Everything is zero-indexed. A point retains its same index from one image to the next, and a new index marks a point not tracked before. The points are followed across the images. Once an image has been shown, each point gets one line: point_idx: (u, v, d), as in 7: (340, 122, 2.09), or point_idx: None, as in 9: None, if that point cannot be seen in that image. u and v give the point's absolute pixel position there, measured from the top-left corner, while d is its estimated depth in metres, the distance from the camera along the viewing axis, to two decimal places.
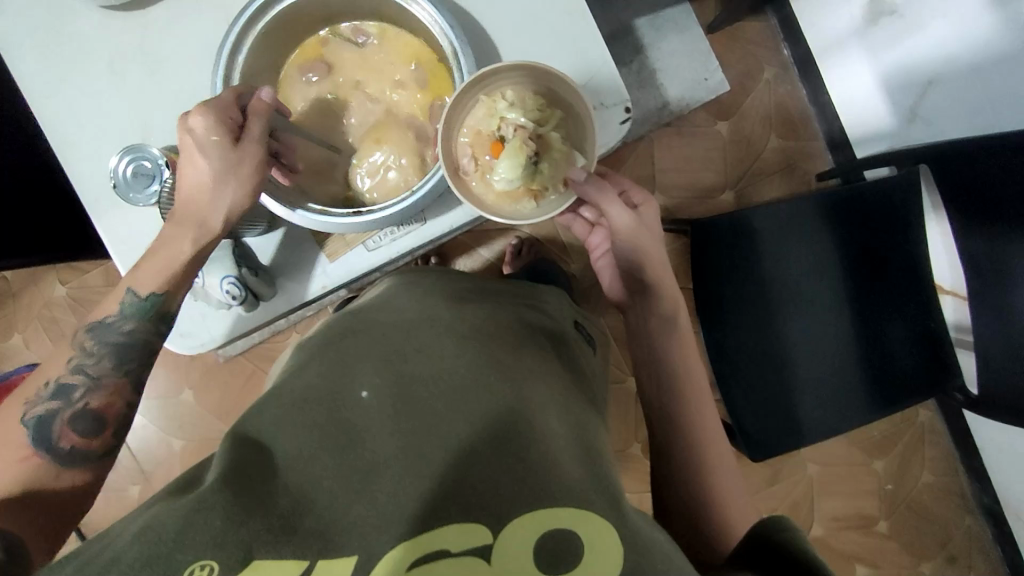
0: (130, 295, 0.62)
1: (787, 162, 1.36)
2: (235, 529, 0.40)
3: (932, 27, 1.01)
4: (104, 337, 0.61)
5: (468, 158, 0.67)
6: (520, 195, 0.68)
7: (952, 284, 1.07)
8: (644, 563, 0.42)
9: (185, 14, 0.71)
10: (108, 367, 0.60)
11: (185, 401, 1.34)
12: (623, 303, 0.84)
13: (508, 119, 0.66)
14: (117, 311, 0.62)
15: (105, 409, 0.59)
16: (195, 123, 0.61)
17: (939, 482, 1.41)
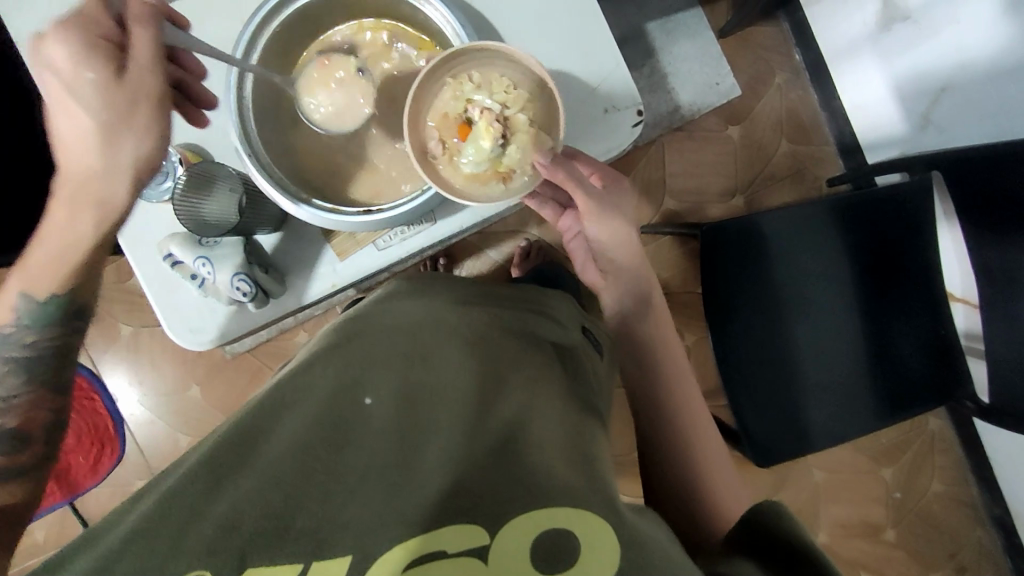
0: (24, 301, 0.57)
1: (797, 167, 1.36)
2: (228, 533, 0.40)
3: (946, 33, 1.00)
4: (4, 351, 0.57)
5: (435, 141, 0.68)
6: (487, 178, 0.68)
7: (964, 291, 1.06)
8: (643, 562, 0.41)
9: (202, 14, 0.71)
10: (19, 383, 0.57)
11: (192, 396, 1.35)
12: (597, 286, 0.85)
13: (475, 101, 0.68)
14: (14, 322, 0.57)
15: (27, 423, 0.57)
16: (55, 55, 0.50)
17: (948, 491, 1.40)
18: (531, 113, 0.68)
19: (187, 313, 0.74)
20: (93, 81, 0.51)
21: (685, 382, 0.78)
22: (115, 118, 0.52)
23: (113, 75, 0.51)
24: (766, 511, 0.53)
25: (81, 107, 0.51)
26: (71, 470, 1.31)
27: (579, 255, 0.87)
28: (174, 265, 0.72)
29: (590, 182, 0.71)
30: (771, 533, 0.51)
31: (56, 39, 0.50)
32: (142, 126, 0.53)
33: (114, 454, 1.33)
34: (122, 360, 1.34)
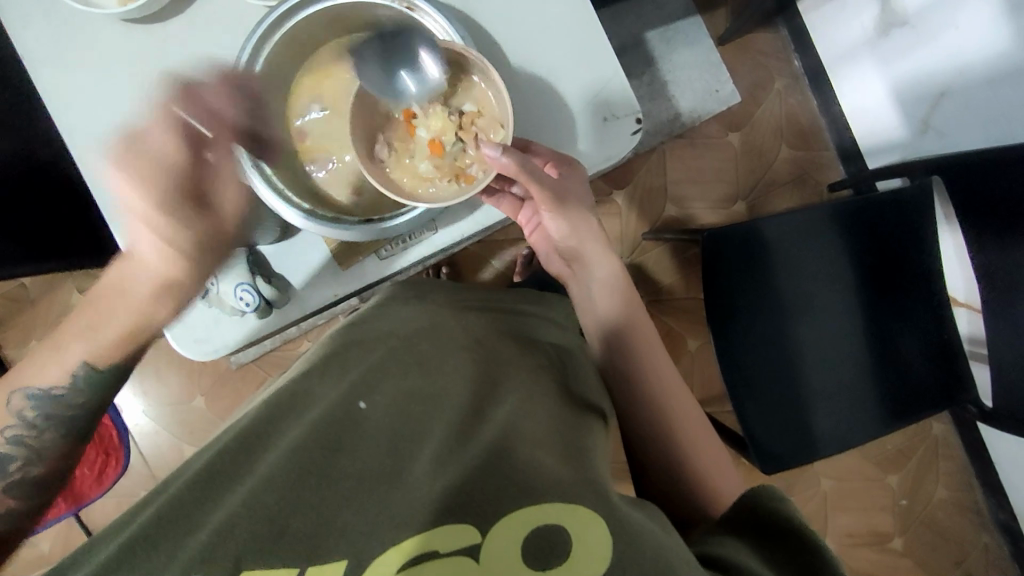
0: (84, 368, 0.54)
1: (798, 173, 1.36)
2: (224, 540, 0.40)
3: (943, 38, 1.01)
4: (45, 408, 0.53)
5: (383, 148, 0.73)
6: (445, 176, 0.73)
7: (966, 295, 1.06)
8: (634, 555, 0.42)
9: (204, 27, 0.72)
10: (53, 438, 0.54)
11: (197, 407, 1.35)
12: (562, 276, 0.86)
13: (416, 102, 0.73)
14: (66, 382, 0.54)
15: (48, 475, 0.54)
16: (128, 189, 0.52)
17: (955, 498, 1.39)
18: (474, 106, 0.73)
19: (191, 323, 0.74)
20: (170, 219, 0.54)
21: (681, 388, 0.76)
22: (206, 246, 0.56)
23: (199, 208, 0.55)
24: (761, 494, 0.53)
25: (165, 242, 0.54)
26: (76, 484, 1.28)
27: (541, 246, 0.88)
28: None
29: (544, 172, 0.71)
30: (766, 517, 0.52)
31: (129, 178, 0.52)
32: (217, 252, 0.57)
33: (117, 464, 1.30)
34: None
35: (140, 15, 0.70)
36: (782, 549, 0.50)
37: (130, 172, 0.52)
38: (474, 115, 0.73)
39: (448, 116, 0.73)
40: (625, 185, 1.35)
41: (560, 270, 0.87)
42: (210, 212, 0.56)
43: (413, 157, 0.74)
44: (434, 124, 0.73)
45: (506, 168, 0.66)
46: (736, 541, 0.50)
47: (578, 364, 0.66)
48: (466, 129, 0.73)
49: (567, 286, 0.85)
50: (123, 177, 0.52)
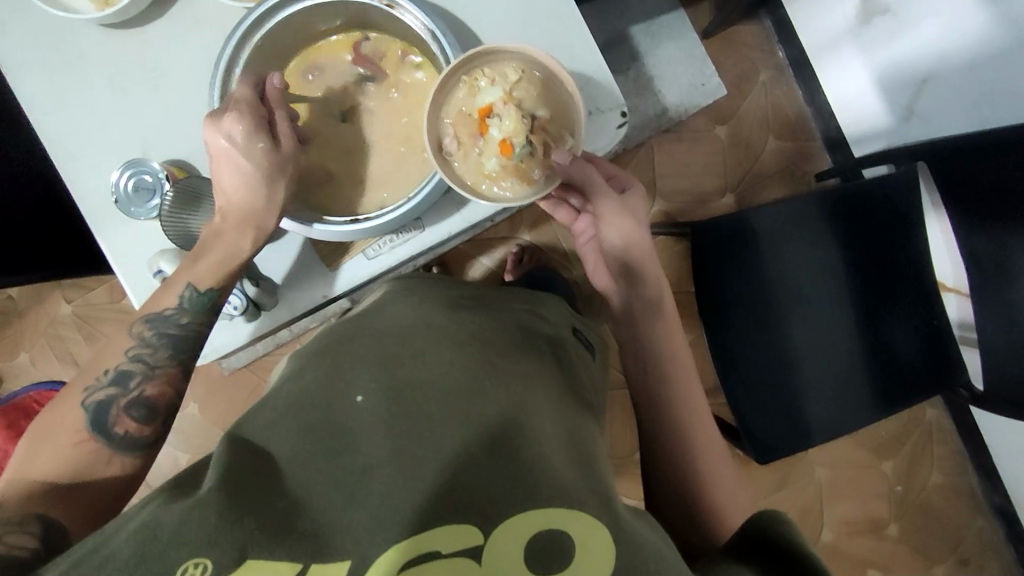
0: (190, 289, 0.63)
1: (786, 164, 1.36)
2: (227, 528, 0.40)
3: (924, 25, 1.01)
4: (163, 328, 0.62)
5: (451, 138, 0.69)
6: (507, 175, 0.70)
7: (955, 281, 1.07)
8: (636, 563, 0.42)
9: (184, 31, 0.72)
10: (164, 358, 0.61)
11: (190, 415, 1.34)
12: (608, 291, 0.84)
13: (491, 97, 0.68)
14: (175, 304, 0.63)
15: (158, 396, 0.60)
16: (233, 131, 0.62)
17: (949, 483, 1.40)
18: (546, 111, 0.69)
19: None
20: (263, 147, 0.63)
21: (675, 384, 0.76)
22: (274, 169, 0.65)
23: (270, 141, 0.64)
24: (766, 519, 0.53)
25: (247, 163, 0.63)
26: None
27: (591, 262, 0.87)
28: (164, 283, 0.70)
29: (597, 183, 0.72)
30: (767, 538, 0.52)
31: (231, 119, 0.62)
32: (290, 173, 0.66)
33: None
34: None
35: (118, 20, 0.70)
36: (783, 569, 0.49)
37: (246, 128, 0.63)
38: (546, 121, 0.69)
39: (522, 118, 0.67)
40: None
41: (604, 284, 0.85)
42: (277, 146, 0.65)
43: (481, 154, 0.69)
44: (508, 124, 0.67)
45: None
46: (739, 565, 0.50)
47: (571, 360, 0.66)
48: (538, 133, 0.68)
49: (611, 299, 0.82)
50: (239, 131, 0.62)
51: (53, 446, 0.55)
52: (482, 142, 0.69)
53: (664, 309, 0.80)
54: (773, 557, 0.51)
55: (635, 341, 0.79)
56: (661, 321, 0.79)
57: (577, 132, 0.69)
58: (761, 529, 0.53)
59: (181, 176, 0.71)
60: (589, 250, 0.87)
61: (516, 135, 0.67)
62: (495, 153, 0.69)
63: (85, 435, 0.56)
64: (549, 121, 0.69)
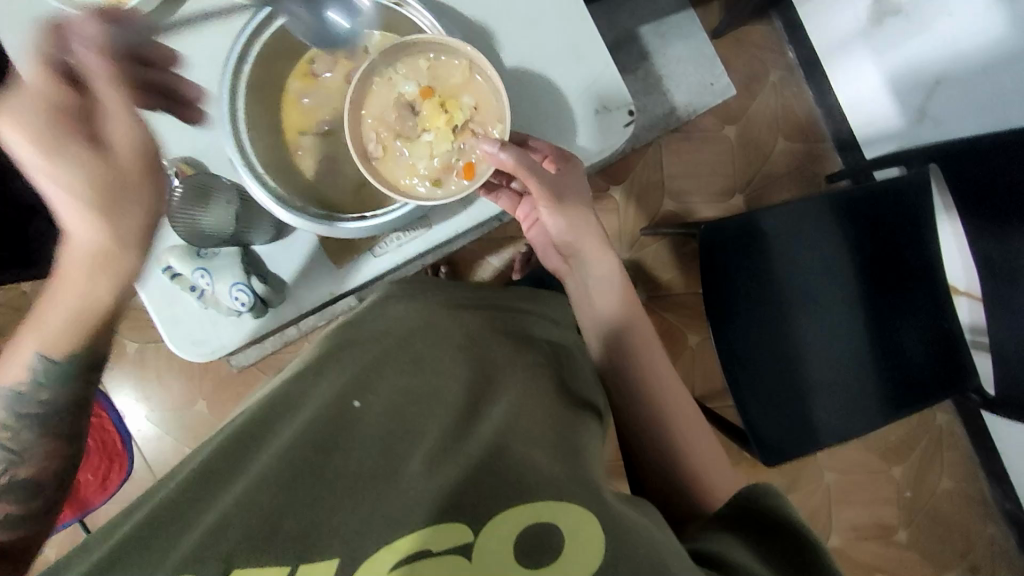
0: (41, 360, 0.53)
1: (795, 165, 1.36)
2: (214, 544, 0.40)
3: (937, 26, 1.00)
4: (21, 409, 0.53)
5: (374, 142, 0.72)
6: (443, 172, 0.72)
7: (966, 284, 1.05)
8: (627, 550, 0.40)
9: (194, 30, 0.73)
10: (30, 438, 0.53)
11: (199, 411, 1.35)
12: (560, 270, 0.83)
13: (408, 96, 0.71)
14: (28, 379, 0.53)
15: (36, 476, 0.53)
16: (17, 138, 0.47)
17: (960, 489, 1.38)
18: (471, 101, 0.71)
19: (188, 324, 0.74)
20: (77, 161, 0.49)
21: (681, 390, 0.75)
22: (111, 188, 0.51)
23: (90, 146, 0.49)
24: (758, 492, 0.53)
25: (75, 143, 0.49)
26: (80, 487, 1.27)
27: (539, 240, 0.84)
28: (174, 277, 0.72)
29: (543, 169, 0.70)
30: (763, 515, 0.51)
31: (7, 122, 0.47)
32: (147, 191, 0.53)
33: (121, 470, 1.29)
34: (129, 377, 1.35)
35: None
36: (781, 545, 0.49)
37: (38, 131, 0.48)
38: (472, 111, 0.71)
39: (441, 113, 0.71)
40: (622, 180, 1.35)
41: (558, 264, 0.84)
42: (108, 158, 0.50)
43: (410, 157, 0.73)
44: (429, 122, 0.71)
45: (505, 165, 0.66)
46: (731, 537, 0.49)
47: (576, 363, 0.66)
48: (464, 127, 0.71)
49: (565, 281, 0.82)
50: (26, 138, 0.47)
51: None
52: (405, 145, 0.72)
53: None
54: (764, 522, 0.51)
55: None
56: None
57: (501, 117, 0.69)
58: (752, 502, 0.52)
59: (190, 172, 0.71)
60: (532, 229, 0.83)
61: (438, 130, 0.72)
62: (424, 153, 0.73)
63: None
64: (471, 109, 0.71)
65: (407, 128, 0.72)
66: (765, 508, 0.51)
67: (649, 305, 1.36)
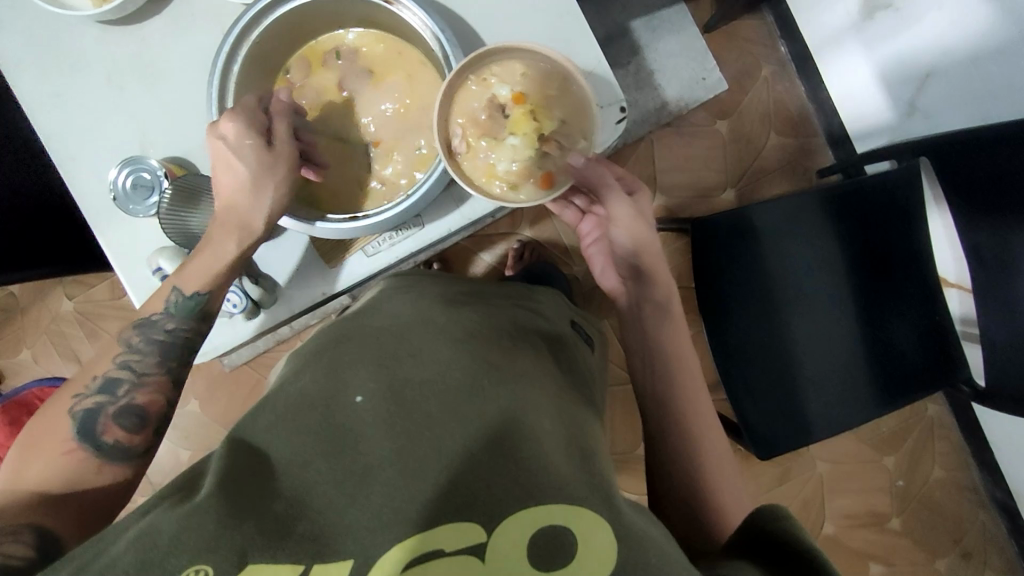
0: (176, 293, 0.63)
1: (788, 158, 1.36)
2: (228, 533, 0.40)
3: (927, 20, 1.00)
4: (150, 333, 0.61)
5: (459, 138, 0.69)
6: (523, 179, 0.69)
7: (956, 276, 1.06)
8: (638, 559, 0.42)
9: (180, 27, 0.72)
10: (153, 365, 0.61)
11: (192, 411, 1.35)
12: (614, 291, 0.85)
13: (501, 98, 0.69)
14: (163, 309, 0.62)
15: (147, 404, 0.59)
16: (228, 129, 0.62)
17: (951, 478, 1.40)
18: (560, 114, 0.70)
19: None
20: (253, 146, 0.62)
21: (676, 382, 0.76)
22: (266, 174, 0.63)
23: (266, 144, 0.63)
24: (765, 514, 0.53)
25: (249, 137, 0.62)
26: None
27: (597, 262, 0.87)
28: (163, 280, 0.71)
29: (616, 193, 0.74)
30: (772, 533, 0.52)
31: (227, 118, 0.62)
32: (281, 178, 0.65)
33: None
34: None
35: (116, 17, 0.70)
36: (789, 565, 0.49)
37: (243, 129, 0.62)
38: (559, 123, 0.69)
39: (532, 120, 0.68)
40: None
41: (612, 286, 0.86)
42: (271, 150, 0.64)
43: (492, 159, 0.69)
44: (516, 125, 0.68)
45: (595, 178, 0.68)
46: (744, 562, 0.50)
47: (573, 356, 0.66)
48: (550, 140, 0.69)
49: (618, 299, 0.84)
50: (234, 131, 0.62)
51: (44, 453, 0.54)
52: (490, 149, 0.69)
53: (673, 309, 0.81)
54: (778, 543, 0.51)
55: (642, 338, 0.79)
56: (669, 325, 0.80)
57: (590, 134, 0.69)
58: (762, 527, 0.53)
59: (180, 173, 0.70)
60: (592, 250, 0.87)
61: (524, 136, 0.68)
62: (507, 156, 0.69)
63: (74, 445, 0.55)
64: (559, 123, 0.69)
65: (491, 128, 0.69)
66: (774, 528, 0.52)
67: None
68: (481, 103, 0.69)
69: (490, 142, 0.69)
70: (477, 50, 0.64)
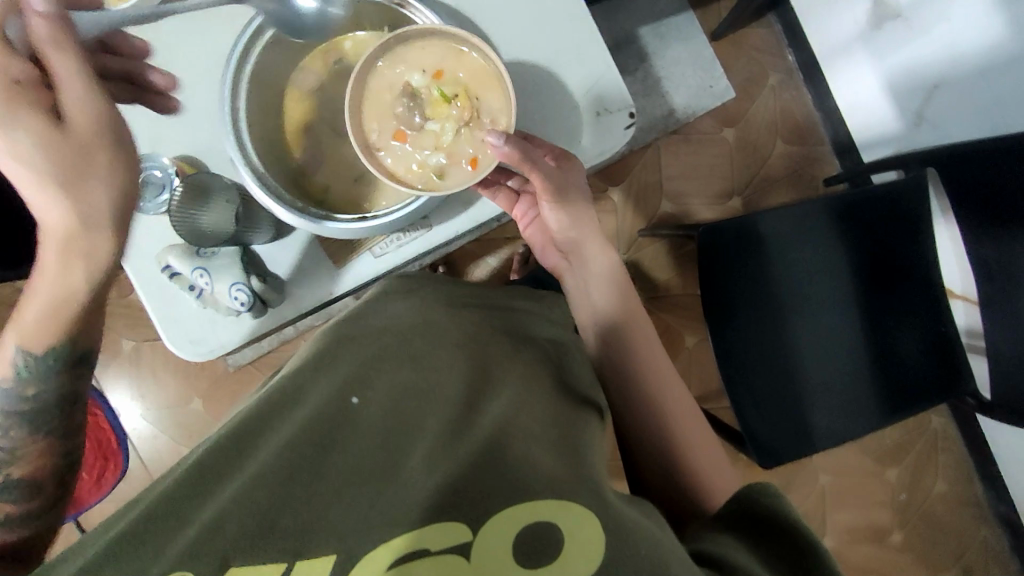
0: (22, 354, 0.51)
1: (794, 168, 1.36)
2: (207, 540, 0.40)
3: (936, 31, 1.00)
4: (5, 404, 0.52)
5: (376, 135, 0.72)
6: (457, 162, 0.71)
7: (962, 288, 1.06)
8: (627, 550, 0.41)
9: (194, 27, 0.72)
10: (22, 434, 0.53)
11: (194, 410, 1.35)
12: (557, 268, 0.86)
13: (413, 86, 0.70)
14: (13, 376, 0.52)
15: (31, 475, 0.53)
16: None
17: (954, 491, 1.39)
18: (480, 92, 0.70)
19: (187, 324, 0.74)
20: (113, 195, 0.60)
21: (679, 382, 0.76)
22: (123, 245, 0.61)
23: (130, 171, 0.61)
24: (755, 491, 0.53)
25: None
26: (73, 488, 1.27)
27: (535, 240, 0.87)
28: (173, 277, 0.72)
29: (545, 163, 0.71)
30: (762, 514, 0.51)
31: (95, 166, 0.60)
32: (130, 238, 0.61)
33: (116, 468, 1.29)
34: (124, 375, 1.35)
35: (132, 14, 0.71)
36: (785, 560, 0.48)
37: None
38: (480, 99, 0.70)
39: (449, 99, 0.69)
40: (621, 182, 1.35)
41: (554, 263, 0.87)
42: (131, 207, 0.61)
43: (411, 148, 0.72)
44: (434, 111, 0.70)
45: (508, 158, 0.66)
46: (732, 539, 0.49)
47: (572, 359, 0.66)
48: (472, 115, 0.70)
49: (562, 279, 0.85)
50: None
51: None
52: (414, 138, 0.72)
53: None
54: (769, 530, 0.50)
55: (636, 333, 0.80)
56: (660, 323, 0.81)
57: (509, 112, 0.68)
58: (753, 503, 0.52)
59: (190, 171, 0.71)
60: (531, 229, 0.86)
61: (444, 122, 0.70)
62: (430, 144, 0.71)
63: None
64: (478, 98, 0.70)
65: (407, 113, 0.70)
66: (768, 510, 0.51)
67: (647, 306, 1.36)
68: (383, 86, 0.71)
69: (416, 133, 0.71)
70: (375, 44, 0.66)
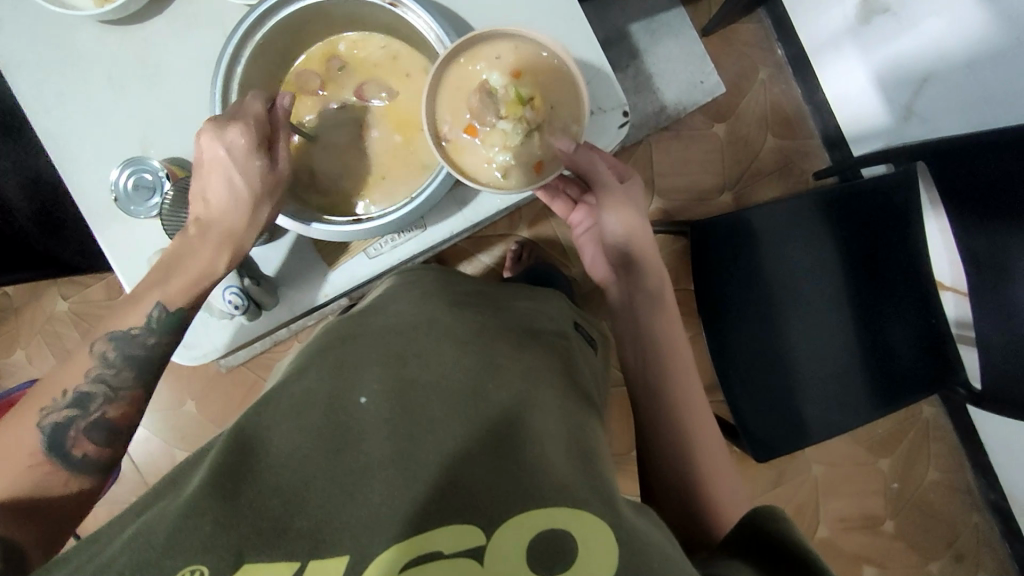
0: (158, 309, 0.62)
1: (784, 162, 1.37)
2: (225, 532, 0.40)
3: (925, 25, 1.01)
4: (126, 348, 0.60)
5: (448, 127, 0.70)
6: (524, 164, 0.70)
7: (953, 280, 1.08)
8: (636, 563, 0.42)
9: (182, 28, 0.71)
10: (129, 379, 0.60)
11: (187, 411, 1.34)
12: (606, 282, 0.85)
13: (490, 83, 0.68)
14: (142, 325, 0.61)
15: (121, 419, 0.59)
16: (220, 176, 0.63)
17: (945, 480, 1.41)
18: (552, 99, 0.70)
19: None
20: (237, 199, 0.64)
21: (690, 377, 0.78)
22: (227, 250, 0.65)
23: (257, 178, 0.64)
24: (759, 515, 0.54)
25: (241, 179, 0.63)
26: None
27: (589, 253, 0.88)
28: None
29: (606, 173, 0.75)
30: (768, 537, 0.52)
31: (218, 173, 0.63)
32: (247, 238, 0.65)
33: None
34: None
35: (119, 16, 0.70)
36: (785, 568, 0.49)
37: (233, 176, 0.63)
38: (553, 104, 0.70)
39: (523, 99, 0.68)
40: None
41: (603, 276, 0.86)
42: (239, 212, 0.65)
43: (479, 143, 0.70)
44: (508, 110, 0.67)
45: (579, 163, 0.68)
46: (739, 564, 0.50)
47: (574, 359, 0.66)
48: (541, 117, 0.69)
49: (610, 290, 0.85)
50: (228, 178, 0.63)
51: (7, 467, 0.53)
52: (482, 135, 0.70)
53: (664, 298, 0.83)
54: (773, 549, 0.51)
55: (636, 329, 0.81)
56: (661, 319, 0.81)
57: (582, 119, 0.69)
58: (759, 529, 0.53)
59: (181, 173, 0.70)
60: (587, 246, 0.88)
61: (515, 121, 0.68)
62: (498, 142, 0.69)
63: (41, 458, 0.54)
64: (552, 105, 0.70)
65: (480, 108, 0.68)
66: (773, 531, 0.52)
67: None
68: (463, 76, 0.69)
69: (485, 128, 0.69)
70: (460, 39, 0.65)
